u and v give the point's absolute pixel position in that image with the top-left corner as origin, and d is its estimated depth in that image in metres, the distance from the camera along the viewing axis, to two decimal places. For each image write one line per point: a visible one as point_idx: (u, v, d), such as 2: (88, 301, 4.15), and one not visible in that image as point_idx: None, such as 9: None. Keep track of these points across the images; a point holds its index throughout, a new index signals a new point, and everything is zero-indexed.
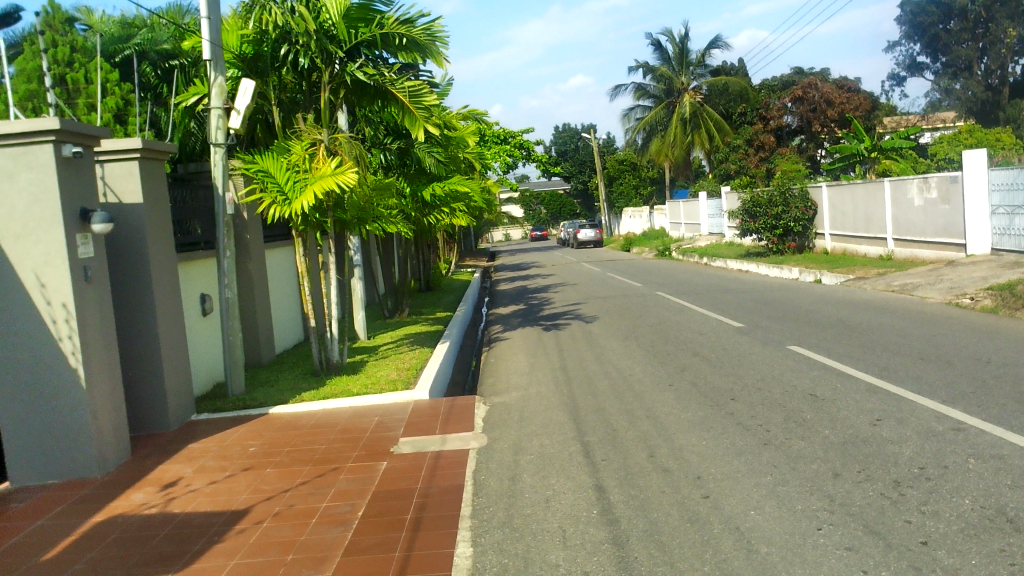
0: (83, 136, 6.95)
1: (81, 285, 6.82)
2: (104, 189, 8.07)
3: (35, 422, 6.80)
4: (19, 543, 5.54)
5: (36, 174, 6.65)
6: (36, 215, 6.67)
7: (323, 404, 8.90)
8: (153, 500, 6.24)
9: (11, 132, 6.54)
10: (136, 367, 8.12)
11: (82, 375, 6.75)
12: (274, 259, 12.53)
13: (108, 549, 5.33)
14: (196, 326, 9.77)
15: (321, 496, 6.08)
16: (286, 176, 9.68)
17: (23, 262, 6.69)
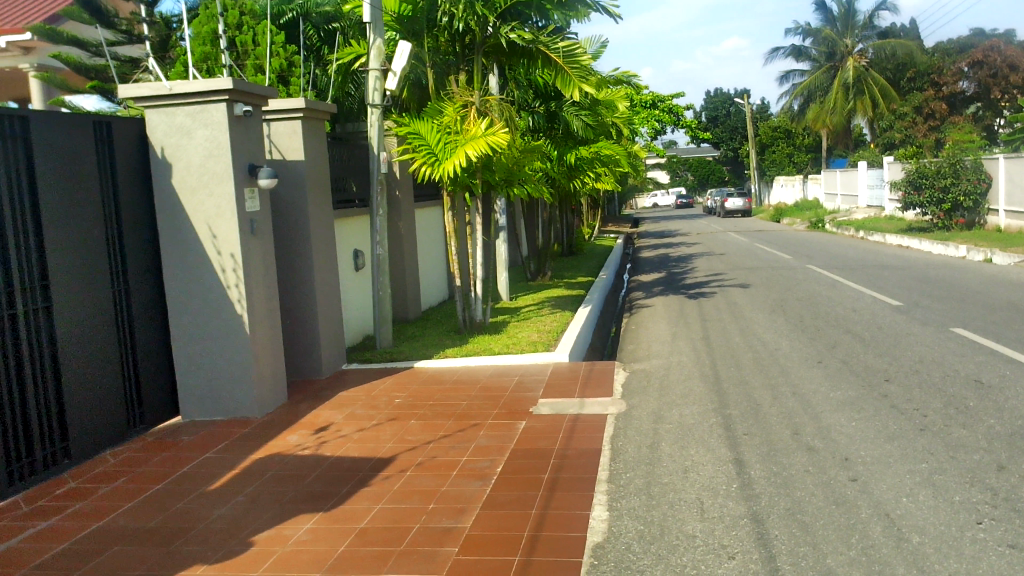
0: (253, 95, 7.34)
1: (247, 237, 7.26)
2: (269, 146, 8.50)
3: (203, 362, 7.33)
4: (189, 473, 6.02)
5: (210, 131, 7.09)
6: (210, 169, 7.12)
7: (465, 361, 9.13)
8: (307, 443, 6.61)
9: (189, 92, 6.99)
10: (294, 316, 8.60)
11: (247, 320, 7.21)
12: (422, 218, 12.88)
13: (266, 484, 5.71)
14: (349, 280, 10.21)
15: (462, 450, 6.26)
16: (437, 137, 9.89)
17: (197, 213, 7.17)
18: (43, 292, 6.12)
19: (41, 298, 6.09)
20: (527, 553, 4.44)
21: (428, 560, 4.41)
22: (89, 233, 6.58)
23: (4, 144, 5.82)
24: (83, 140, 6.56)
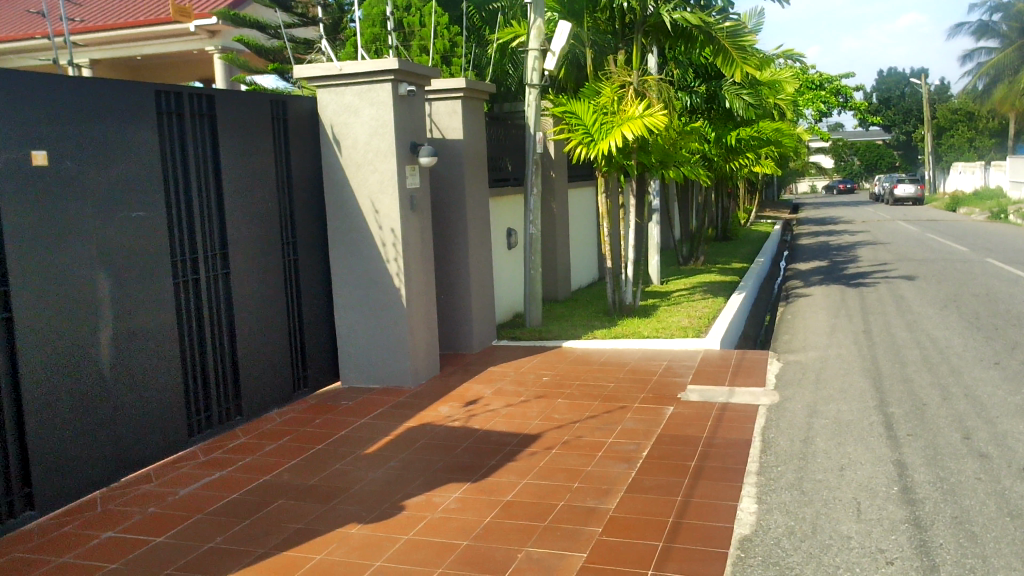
0: (417, 75, 7.56)
1: (407, 213, 7.50)
2: (430, 125, 8.74)
3: (363, 332, 7.67)
4: (347, 436, 6.34)
5: (376, 110, 7.35)
6: (374, 147, 7.39)
7: (613, 343, 9.11)
8: (457, 414, 6.81)
9: (358, 72, 7.28)
10: (448, 291, 8.84)
11: (404, 293, 7.48)
12: (576, 198, 12.90)
13: (418, 452, 5.93)
14: (501, 259, 10.38)
15: (608, 432, 6.26)
16: (593, 118, 9.85)
17: (361, 189, 7.48)
18: (223, 259, 6.60)
19: (220, 266, 6.57)
20: (671, 539, 4.39)
21: (571, 538, 4.45)
22: (264, 205, 7.01)
23: (193, 122, 6.28)
24: (262, 118, 6.98)
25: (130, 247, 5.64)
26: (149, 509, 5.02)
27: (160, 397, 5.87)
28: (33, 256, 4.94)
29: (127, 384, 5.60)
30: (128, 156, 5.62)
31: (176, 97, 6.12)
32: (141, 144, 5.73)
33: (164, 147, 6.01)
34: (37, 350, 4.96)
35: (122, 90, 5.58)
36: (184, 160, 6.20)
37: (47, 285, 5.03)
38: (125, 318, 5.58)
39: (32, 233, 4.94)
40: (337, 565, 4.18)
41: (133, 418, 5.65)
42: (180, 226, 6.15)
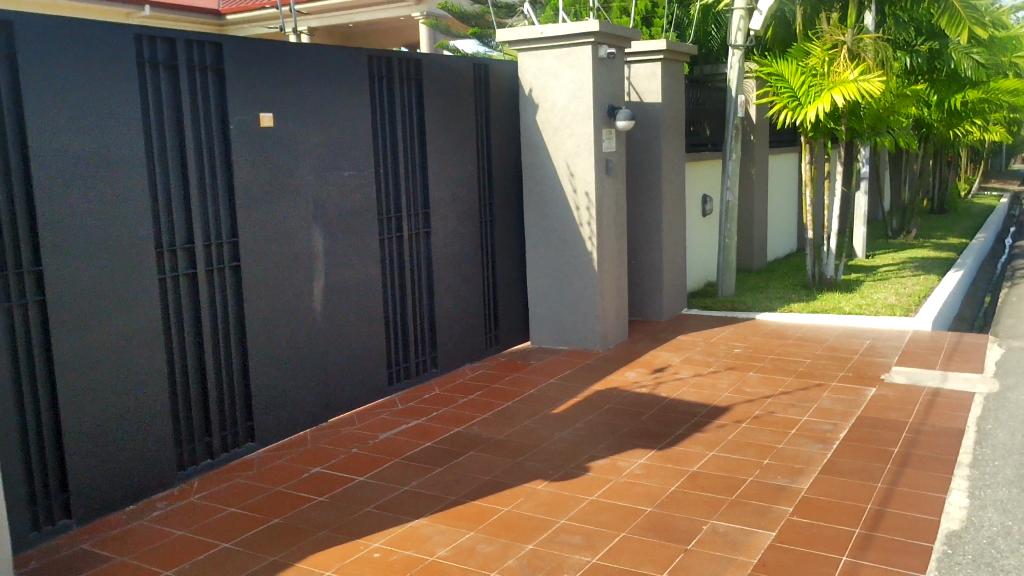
0: (617, 37, 7.46)
1: (602, 177, 7.48)
2: (629, 89, 8.64)
3: (554, 294, 7.77)
4: (535, 395, 6.48)
5: (575, 73, 7.34)
6: (571, 110, 7.40)
7: (811, 318, 8.70)
8: (645, 381, 6.78)
9: (558, 35, 7.28)
10: (640, 257, 8.77)
11: (596, 257, 7.48)
12: (777, 165, 12.35)
13: (605, 415, 5.95)
14: (696, 226, 10.14)
15: (803, 410, 6.00)
16: (801, 81, 9.35)
17: (558, 153, 7.53)
18: (424, 218, 6.88)
19: (422, 225, 6.86)
20: (870, 527, 4.17)
21: (759, 516, 4.32)
22: (463, 167, 7.23)
23: (402, 85, 6.55)
24: (464, 81, 7.16)
25: (341, 205, 6.00)
26: (353, 449, 5.38)
27: (364, 346, 6.25)
28: (259, 210, 5.37)
29: (336, 332, 6.00)
30: (343, 119, 5.96)
31: (387, 62, 6.40)
32: (354, 107, 6.06)
33: (375, 110, 6.32)
34: (261, 295, 5.41)
35: (339, 55, 5.91)
36: (391, 122, 6.49)
37: (270, 237, 5.46)
38: (336, 270, 5.97)
39: (259, 189, 5.37)
40: (523, 519, 4.30)
41: (339, 364, 6.05)
42: (386, 185, 6.48)
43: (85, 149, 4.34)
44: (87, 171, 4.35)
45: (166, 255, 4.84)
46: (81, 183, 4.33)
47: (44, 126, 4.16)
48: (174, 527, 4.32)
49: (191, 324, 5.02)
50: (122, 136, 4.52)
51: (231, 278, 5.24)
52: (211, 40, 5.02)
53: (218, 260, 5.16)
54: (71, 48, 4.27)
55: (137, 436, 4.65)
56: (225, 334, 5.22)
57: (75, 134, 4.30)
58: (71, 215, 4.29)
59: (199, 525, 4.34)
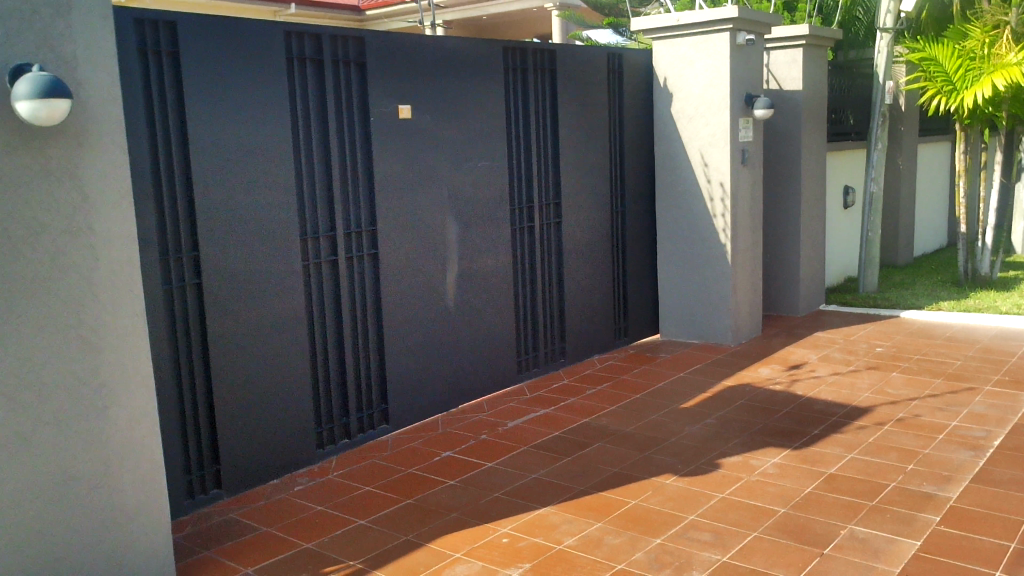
0: (757, 23, 7.23)
1: (738, 167, 7.28)
2: (768, 76, 8.36)
3: (685, 286, 7.64)
4: (665, 389, 6.39)
5: (711, 61, 7.16)
6: (707, 99, 7.23)
7: (963, 317, 8.18)
8: (779, 378, 6.56)
9: (694, 23, 7.12)
10: (776, 250, 8.49)
11: (729, 250, 7.30)
12: (927, 155, 11.67)
13: (737, 412, 5.81)
14: (837, 218, 9.73)
15: (952, 414, 5.66)
16: (957, 65, 8.78)
17: (692, 143, 7.38)
18: (556, 208, 6.90)
19: (553, 215, 6.89)
20: None
21: (903, 524, 4.11)
22: (595, 157, 7.20)
23: (536, 76, 6.59)
24: (598, 71, 7.13)
25: (475, 195, 6.10)
26: (482, 435, 5.48)
27: (494, 335, 6.34)
28: (397, 200, 5.53)
29: (468, 319, 6.12)
30: (478, 110, 6.05)
31: (521, 53, 6.45)
32: (489, 98, 6.14)
33: (509, 101, 6.39)
34: (397, 283, 5.57)
35: (475, 47, 6.00)
36: (525, 113, 6.54)
37: (406, 226, 5.61)
38: (468, 259, 6.08)
39: (398, 179, 5.53)
40: (651, 513, 4.26)
41: (470, 352, 6.16)
42: (519, 175, 6.54)
43: (238, 141, 4.59)
44: (240, 162, 4.61)
45: (310, 242, 5.06)
46: (235, 174, 4.59)
47: (203, 120, 4.43)
48: (314, 502, 4.53)
49: (332, 309, 5.24)
50: (271, 129, 4.75)
51: (369, 265, 5.42)
52: (354, 35, 5.20)
53: (358, 248, 5.36)
54: (228, 46, 4.52)
55: (282, 414, 4.89)
56: (363, 319, 5.42)
57: (230, 127, 4.55)
58: (226, 203, 4.55)
59: (338, 502, 4.53)
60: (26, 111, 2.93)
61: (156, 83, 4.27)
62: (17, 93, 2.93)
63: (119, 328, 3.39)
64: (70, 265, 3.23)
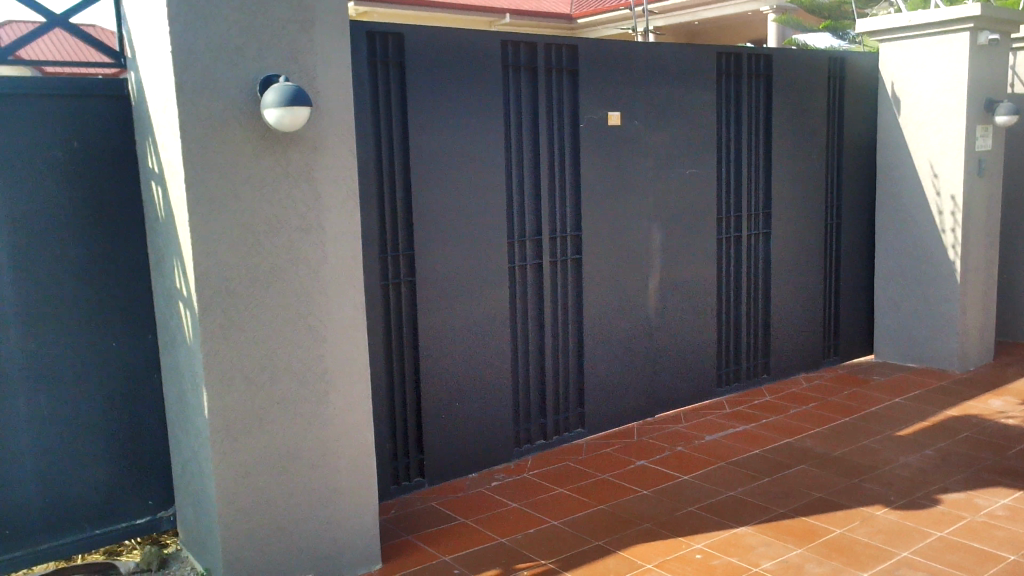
0: (1002, 21, 6.61)
1: (972, 178, 6.69)
2: (1013, 79, 7.62)
3: (906, 305, 7.11)
4: (878, 413, 5.98)
5: (946, 63, 6.63)
6: (939, 105, 6.71)
7: None
8: (1013, 412, 5.95)
9: (929, 23, 6.63)
10: (1015, 270, 7.71)
11: (959, 268, 6.72)
12: None
13: (961, 444, 5.33)
14: None
15: None
16: None
17: (921, 152, 6.87)
18: (765, 219, 6.67)
19: (761, 225, 6.65)
20: None
21: None
22: (810, 166, 6.88)
23: (750, 82, 6.40)
24: (817, 76, 6.81)
25: (680, 203, 6.02)
26: (678, 447, 5.38)
27: (694, 346, 6.22)
28: (602, 206, 5.56)
29: (668, 328, 6.04)
30: (687, 117, 5.97)
31: (736, 58, 6.29)
32: (699, 105, 6.03)
33: (720, 107, 6.25)
34: (599, 289, 5.60)
35: (687, 54, 5.92)
36: (736, 120, 6.37)
37: (610, 233, 5.63)
38: (671, 267, 6.00)
39: (603, 185, 5.55)
40: (858, 545, 4.00)
41: (669, 362, 6.07)
42: (727, 184, 6.38)
43: (453, 147, 4.80)
44: (454, 166, 4.81)
45: (517, 245, 5.21)
46: (449, 178, 4.80)
47: (423, 126, 4.67)
48: (509, 499, 4.64)
49: (534, 311, 5.35)
50: (484, 135, 4.93)
51: (572, 270, 5.49)
52: (568, 43, 5.29)
53: (562, 252, 5.44)
54: (448, 56, 4.74)
55: (482, 411, 5.06)
56: (564, 322, 5.49)
57: (446, 134, 4.77)
58: (440, 205, 4.77)
59: (532, 501, 4.61)
60: (273, 118, 3.23)
61: (383, 92, 4.56)
62: (267, 102, 3.23)
63: (342, 319, 3.65)
64: (302, 259, 3.51)
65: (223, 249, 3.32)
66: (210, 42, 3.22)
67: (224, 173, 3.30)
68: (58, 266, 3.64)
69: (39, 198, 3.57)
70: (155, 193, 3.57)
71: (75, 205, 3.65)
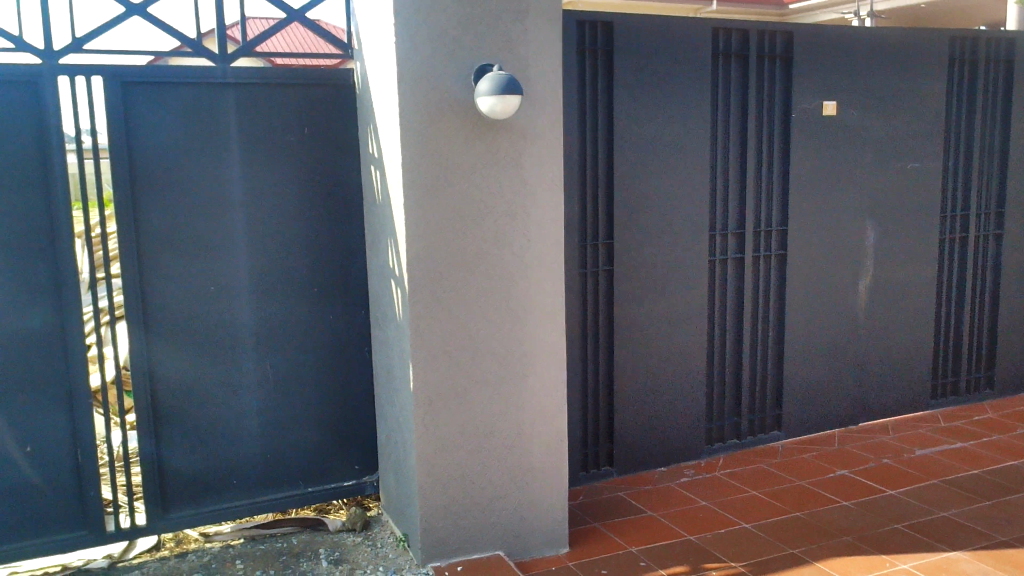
0: None
1: None
2: None
3: None
4: None
5: None
6: None
7: None
8: None
9: None
10: None
11: None
12: None
13: None
14: None
15: None
16: None
17: None
18: (997, 219, 6.09)
19: (993, 226, 6.09)
20: None
21: None
22: None
23: (987, 68, 5.86)
24: None
25: (900, 198, 5.62)
26: (885, 459, 5.05)
27: (907, 352, 5.80)
28: (812, 200, 5.30)
29: (879, 332, 5.68)
30: (913, 106, 5.56)
31: (972, 42, 5.78)
32: (926, 94, 5.60)
33: (951, 96, 5.77)
34: (804, 287, 5.35)
35: (916, 38, 5.50)
36: (969, 111, 5.85)
37: (820, 229, 5.35)
38: (885, 268, 5.63)
39: (814, 179, 5.29)
40: None
41: (878, 368, 5.71)
42: (954, 180, 5.89)
43: (658, 136, 4.74)
44: (659, 156, 4.76)
45: (718, 239, 5.07)
46: (653, 168, 4.75)
47: (628, 115, 4.65)
48: (699, 496, 4.55)
49: (733, 306, 5.20)
50: (690, 125, 4.83)
51: (776, 266, 5.28)
52: (784, 28, 5.06)
53: (766, 247, 5.24)
54: (656, 44, 4.68)
55: (676, 404, 4.99)
56: (764, 320, 5.30)
57: (651, 122, 4.72)
58: (641, 195, 4.73)
59: (723, 500, 4.50)
60: (486, 106, 3.32)
61: (590, 81, 4.57)
62: (481, 90, 3.33)
63: (542, 305, 3.71)
64: (506, 244, 3.60)
65: (434, 231, 3.47)
66: (430, 33, 3.36)
67: (438, 159, 3.44)
68: (286, 243, 3.94)
69: (273, 180, 3.88)
70: (374, 177, 3.79)
71: (304, 188, 3.94)
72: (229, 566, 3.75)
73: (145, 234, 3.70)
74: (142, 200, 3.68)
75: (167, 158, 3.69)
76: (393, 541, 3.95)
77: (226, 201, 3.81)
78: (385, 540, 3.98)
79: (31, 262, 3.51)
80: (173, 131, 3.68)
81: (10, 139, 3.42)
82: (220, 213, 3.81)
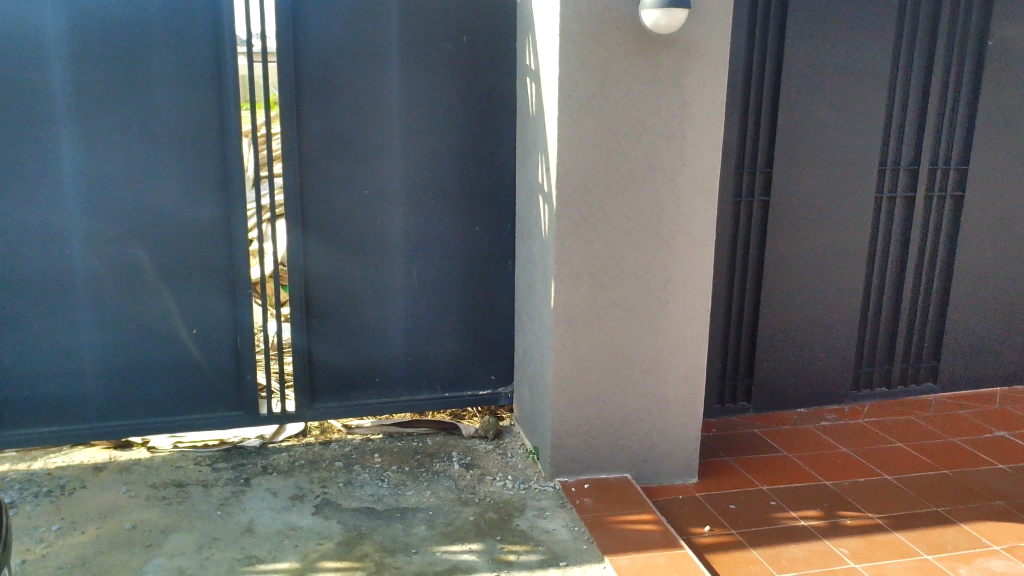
0: None
1: None
2: None
3: None
4: None
5: None
6: None
7: None
8: None
9: None
10: None
11: None
12: None
13: None
14: None
15: None
16: None
17: None
18: None
19: None
20: None
21: None
22: None
23: None
24: None
25: None
26: None
27: None
28: (999, 139, 4.84)
29: None
30: None
31: None
32: None
33: None
34: (979, 233, 4.94)
35: None
36: None
37: (1005, 171, 4.90)
38: None
39: (1004, 116, 4.82)
40: None
41: None
42: None
43: (832, 61, 4.42)
44: (830, 83, 4.44)
45: (888, 174, 4.72)
46: (823, 94, 4.44)
47: (801, 37, 4.34)
48: (838, 442, 4.39)
49: (897, 249, 4.88)
50: (868, 51, 4.47)
51: (949, 207, 4.89)
52: None
53: (941, 186, 4.85)
54: None
55: (822, 345, 4.78)
56: (929, 264, 4.95)
57: (826, 45, 4.40)
58: (808, 123, 4.45)
59: (865, 449, 4.31)
60: (651, 19, 3.17)
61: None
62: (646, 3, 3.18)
63: (692, 231, 3.60)
64: (659, 165, 3.49)
65: (587, 148, 3.39)
66: None
67: (596, 73, 3.33)
68: (438, 153, 3.98)
69: (430, 88, 3.90)
70: (529, 89, 3.74)
71: (459, 99, 3.94)
72: (368, 459, 3.95)
73: (306, 136, 3.81)
74: (305, 103, 3.77)
75: (330, 62, 3.76)
76: (523, 453, 4.03)
77: (384, 107, 3.87)
78: (515, 450, 4.07)
79: (205, 156, 3.71)
80: (337, 36, 3.74)
81: (191, 36, 3.58)
82: (377, 120, 3.87)
